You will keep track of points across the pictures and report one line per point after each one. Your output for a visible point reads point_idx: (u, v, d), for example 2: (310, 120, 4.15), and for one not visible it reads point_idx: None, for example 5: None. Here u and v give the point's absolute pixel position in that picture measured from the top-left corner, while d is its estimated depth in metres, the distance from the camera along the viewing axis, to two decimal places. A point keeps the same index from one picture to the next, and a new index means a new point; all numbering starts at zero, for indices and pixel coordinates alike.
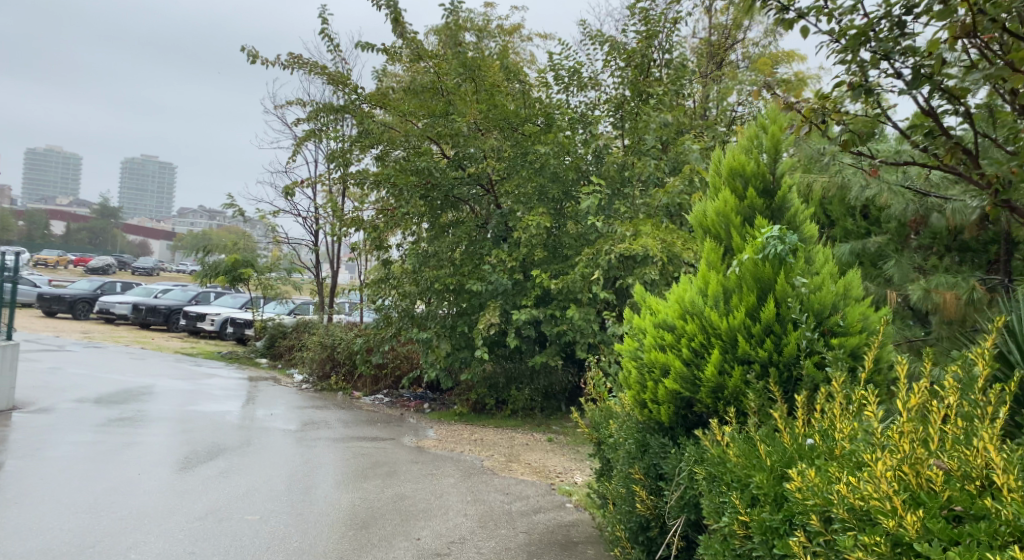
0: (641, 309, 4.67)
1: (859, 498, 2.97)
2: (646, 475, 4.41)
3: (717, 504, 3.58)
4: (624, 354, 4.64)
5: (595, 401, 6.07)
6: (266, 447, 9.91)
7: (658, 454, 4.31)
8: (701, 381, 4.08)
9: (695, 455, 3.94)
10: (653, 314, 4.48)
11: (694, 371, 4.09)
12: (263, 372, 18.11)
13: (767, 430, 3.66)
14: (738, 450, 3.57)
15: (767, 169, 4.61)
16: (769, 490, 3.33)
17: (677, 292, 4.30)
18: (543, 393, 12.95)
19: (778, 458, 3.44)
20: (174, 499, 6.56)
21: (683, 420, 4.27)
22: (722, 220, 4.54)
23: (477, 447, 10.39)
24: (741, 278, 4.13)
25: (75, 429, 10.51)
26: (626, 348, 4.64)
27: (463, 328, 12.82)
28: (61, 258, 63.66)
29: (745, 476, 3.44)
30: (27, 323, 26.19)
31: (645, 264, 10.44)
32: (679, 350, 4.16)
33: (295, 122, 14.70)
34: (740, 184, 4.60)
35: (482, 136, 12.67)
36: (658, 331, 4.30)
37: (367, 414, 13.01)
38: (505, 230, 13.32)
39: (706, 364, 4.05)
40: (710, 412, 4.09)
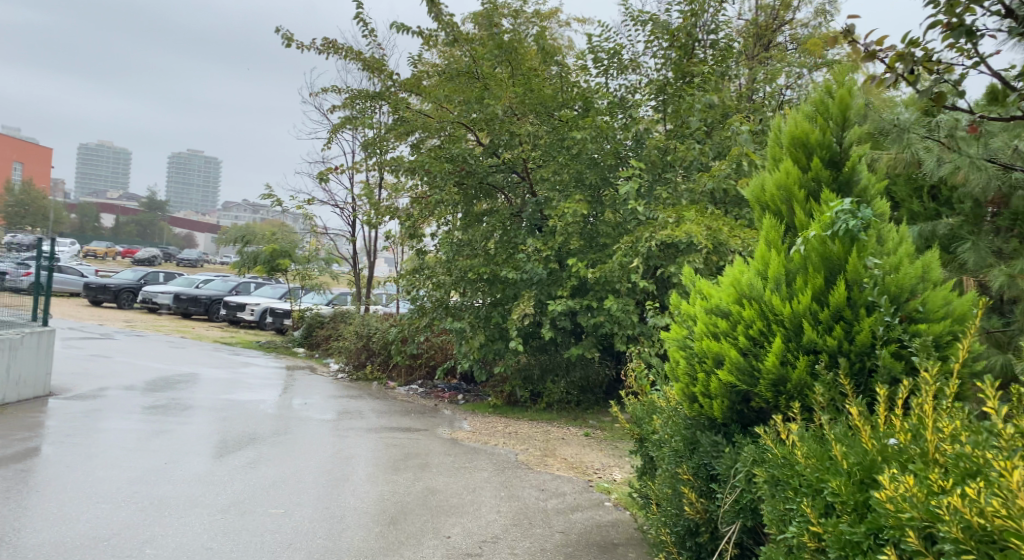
0: (692, 294, 4.38)
1: (970, 516, 2.82)
2: (695, 475, 4.12)
3: (780, 515, 3.45)
4: (671, 343, 4.34)
5: (635, 394, 5.71)
6: (296, 437, 9.67)
7: (709, 453, 4.02)
8: (761, 373, 3.79)
9: (754, 455, 3.70)
10: (706, 299, 4.17)
11: (753, 363, 3.80)
12: (299, 362, 17.99)
13: (841, 430, 3.43)
14: (809, 453, 3.39)
15: (832, 139, 4.36)
16: (850, 498, 3.18)
17: (734, 275, 4.03)
18: (579, 386, 12.49)
19: (857, 461, 3.26)
20: (199, 490, 6.32)
21: (738, 416, 3.98)
22: (785, 194, 4.30)
23: (511, 441, 10.05)
24: (806, 258, 3.83)
25: (106, 416, 10.38)
26: (673, 337, 4.34)
27: (497, 319, 12.48)
28: (107, 250, 64.72)
29: (821, 481, 3.28)
30: (71, 312, 26.49)
31: (688, 252, 10.00)
32: (736, 338, 3.88)
33: (330, 109, 14.48)
34: (804, 155, 4.37)
35: (519, 121, 12.30)
36: (713, 317, 4.00)
37: (400, 405, 12.74)
38: (540, 218, 12.91)
39: (766, 353, 3.76)
40: (771, 407, 3.80)
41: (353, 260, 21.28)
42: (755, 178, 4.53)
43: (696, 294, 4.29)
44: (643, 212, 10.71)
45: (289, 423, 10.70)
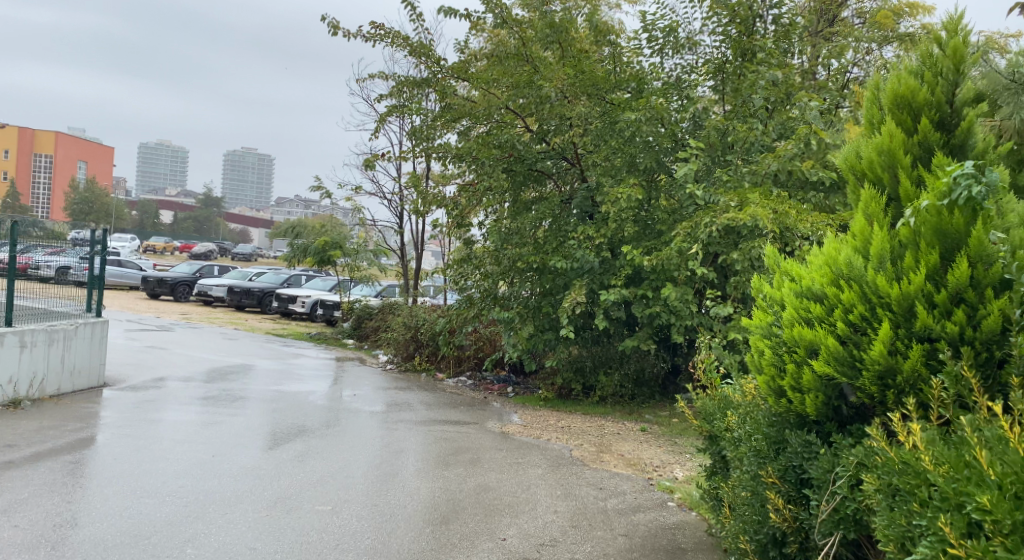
0: (779, 278, 4.18)
1: None
2: (781, 478, 3.90)
3: (903, 532, 3.14)
4: (754, 331, 4.14)
5: (702, 388, 5.43)
6: (343, 429, 9.41)
7: (799, 454, 3.81)
8: (863, 364, 3.59)
9: (862, 454, 3.49)
10: (796, 284, 3.96)
11: (855, 353, 3.60)
12: (348, 353, 17.84)
13: (973, 428, 3.14)
14: (940, 459, 3.04)
15: (943, 100, 4.14)
16: (1001, 512, 2.74)
17: (830, 256, 3.84)
18: (634, 379, 11.96)
19: (1006, 469, 2.83)
20: (244, 484, 6.04)
21: (833, 412, 3.79)
22: (888, 161, 4.08)
23: (564, 435, 9.66)
24: (917, 232, 3.61)
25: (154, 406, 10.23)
26: (756, 325, 4.14)
27: (548, 309, 12.08)
28: (162, 244, 65.99)
29: (962, 494, 2.87)
30: (127, 305, 26.81)
31: (751, 238, 9.47)
32: (834, 325, 3.69)
33: (376, 97, 14.16)
34: (910, 115, 4.16)
35: (570, 103, 11.83)
36: (807, 304, 3.80)
37: (449, 398, 12.44)
38: (592, 204, 12.40)
39: (872, 342, 3.56)
40: (876, 401, 3.59)
41: (401, 251, 21.03)
42: (850, 148, 4.34)
43: (783, 279, 4.08)
44: (703, 195, 10.19)
45: (336, 416, 10.46)
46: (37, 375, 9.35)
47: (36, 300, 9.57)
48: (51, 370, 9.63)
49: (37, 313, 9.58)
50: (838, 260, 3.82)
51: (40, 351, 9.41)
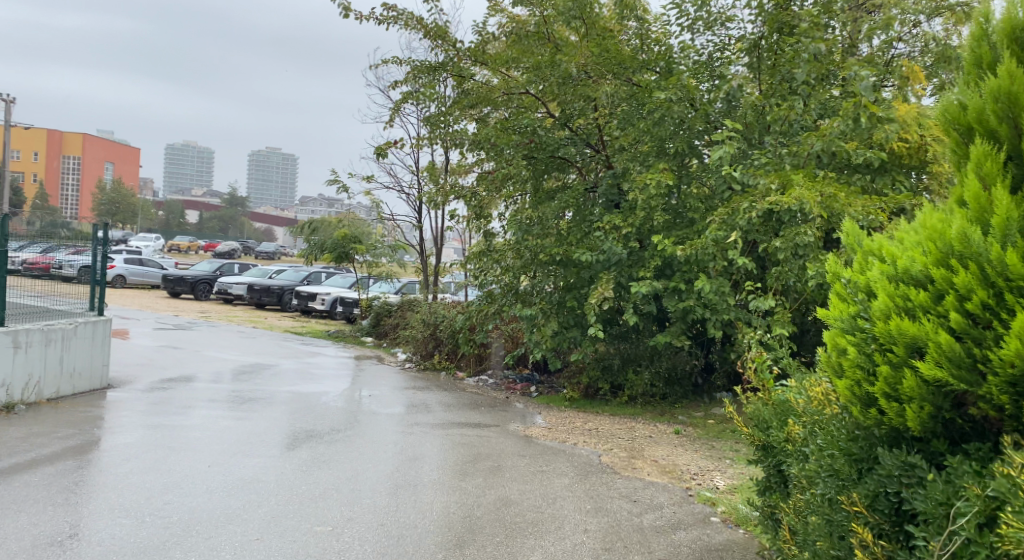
0: (862, 258, 3.59)
1: None
2: (869, 507, 3.38)
3: None
4: (834, 324, 3.53)
5: (753, 390, 4.83)
6: (355, 434, 8.79)
7: (895, 478, 3.27)
8: (987, 366, 3.04)
9: (994, 485, 2.93)
10: (889, 266, 3.38)
11: (975, 351, 3.06)
12: (367, 351, 17.28)
13: None
14: None
15: None
16: None
17: (936, 233, 3.25)
18: (665, 377, 11.22)
19: None
20: (238, 500, 5.44)
21: (943, 427, 3.25)
22: (1012, 111, 3.43)
23: (592, 439, 8.98)
24: None
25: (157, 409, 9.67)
26: (837, 317, 3.53)
27: (573, 304, 11.39)
28: (187, 244, 65.99)
29: None
30: (147, 304, 26.48)
31: (794, 223, 8.74)
32: (950, 319, 3.11)
33: (392, 84, 13.52)
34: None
35: (595, 84, 11.12)
36: (911, 290, 3.22)
37: (469, 398, 11.82)
38: (617, 192, 11.59)
39: (1005, 340, 2.98)
40: (1004, 413, 3.05)
41: (421, 245, 20.40)
42: (952, 93, 3.73)
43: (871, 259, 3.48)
44: (740, 178, 9.45)
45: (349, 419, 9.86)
46: (32, 377, 8.85)
47: (31, 299, 9.08)
48: (48, 372, 9.12)
49: (32, 312, 9.08)
50: (947, 234, 3.23)
51: (35, 352, 8.90)
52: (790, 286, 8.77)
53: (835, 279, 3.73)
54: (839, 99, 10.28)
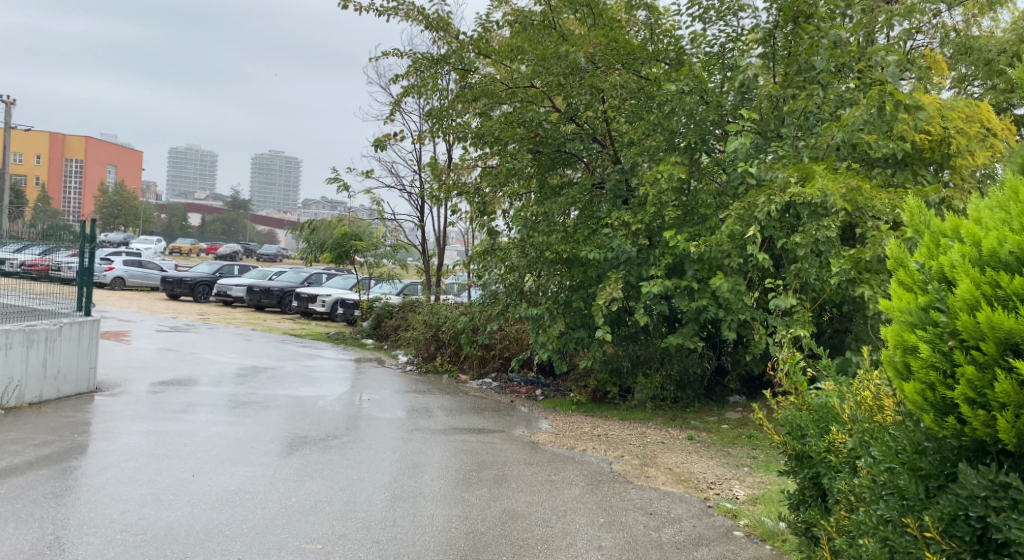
0: (928, 242, 3.26)
1: None
2: (943, 532, 3.10)
3: None
4: (901, 317, 3.21)
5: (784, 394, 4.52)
6: (353, 440, 8.37)
7: (977, 498, 3.00)
8: None
9: None
10: (968, 250, 3.07)
11: None
12: (368, 353, 16.88)
13: None
14: None
15: None
16: None
17: None
18: (676, 380, 10.81)
19: None
20: (224, 514, 5.03)
21: None
22: None
23: (602, 446, 8.56)
24: None
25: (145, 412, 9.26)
26: (905, 308, 3.20)
27: (580, 305, 10.96)
28: (189, 246, 65.72)
29: None
30: (146, 306, 26.09)
31: (815, 218, 8.32)
32: None
33: (392, 78, 13.12)
34: None
35: (603, 75, 10.71)
36: (998, 276, 2.92)
37: (473, 402, 11.40)
38: (625, 188, 11.16)
39: None
40: None
41: (423, 246, 19.97)
42: None
43: (945, 242, 3.16)
44: (757, 172, 9.03)
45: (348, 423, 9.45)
46: (13, 380, 8.44)
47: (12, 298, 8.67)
48: (30, 374, 8.71)
49: (13, 312, 8.68)
50: None
51: (16, 353, 8.49)
52: (810, 284, 8.35)
53: (894, 266, 3.39)
54: (858, 90, 9.86)
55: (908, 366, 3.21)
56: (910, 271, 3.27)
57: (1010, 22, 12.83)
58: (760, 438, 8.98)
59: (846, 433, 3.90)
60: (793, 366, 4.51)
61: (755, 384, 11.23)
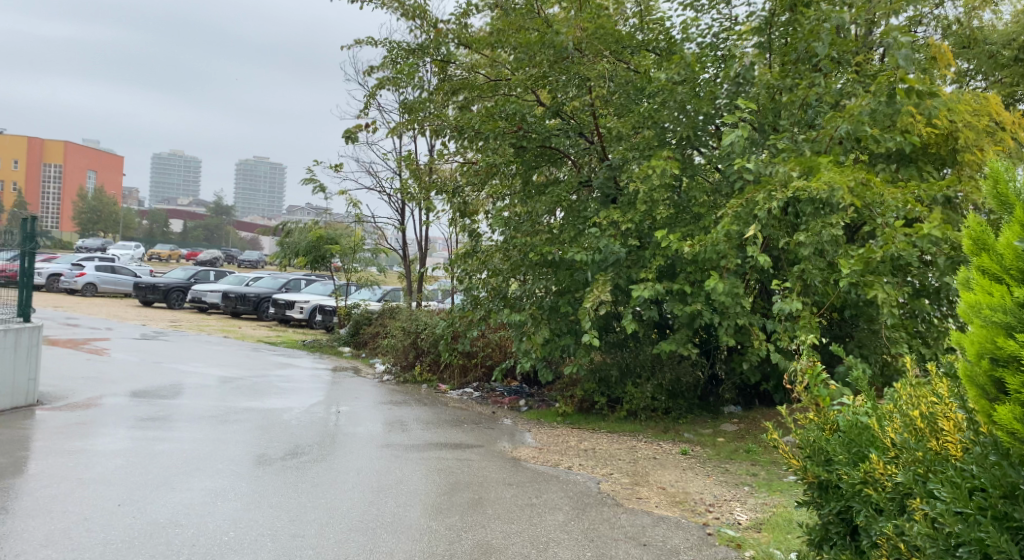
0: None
1: None
2: None
3: None
4: (997, 318, 2.88)
5: (804, 409, 4.14)
6: (316, 457, 7.65)
7: None
8: None
9: None
10: None
11: None
12: (345, 362, 16.13)
13: None
14: None
15: None
16: None
17: None
18: (668, 390, 10.16)
19: None
20: (142, 554, 4.34)
21: None
22: None
23: (590, 462, 7.89)
24: None
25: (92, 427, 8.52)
26: (1000, 306, 2.88)
27: (566, 310, 10.28)
28: (168, 253, 64.54)
29: None
30: (116, 313, 25.21)
31: (819, 215, 7.69)
32: None
33: (367, 71, 12.46)
34: None
35: (590, 63, 10.08)
36: None
37: (452, 413, 10.70)
38: (614, 186, 10.49)
39: None
40: None
41: (403, 250, 19.24)
42: None
43: None
44: (755, 167, 8.41)
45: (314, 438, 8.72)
46: None
47: None
48: None
49: None
50: None
51: None
52: (812, 286, 7.76)
53: (976, 248, 3.02)
54: (860, 81, 9.26)
55: (1003, 381, 2.92)
56: (1002, 257, 2.92)
57: (1013, 14, 12.29)
58: (759, 452, 8.35)
59: (891, 464, 3.59)
60: (813, 380, 4.12)
61: (750, 394, 10.60)
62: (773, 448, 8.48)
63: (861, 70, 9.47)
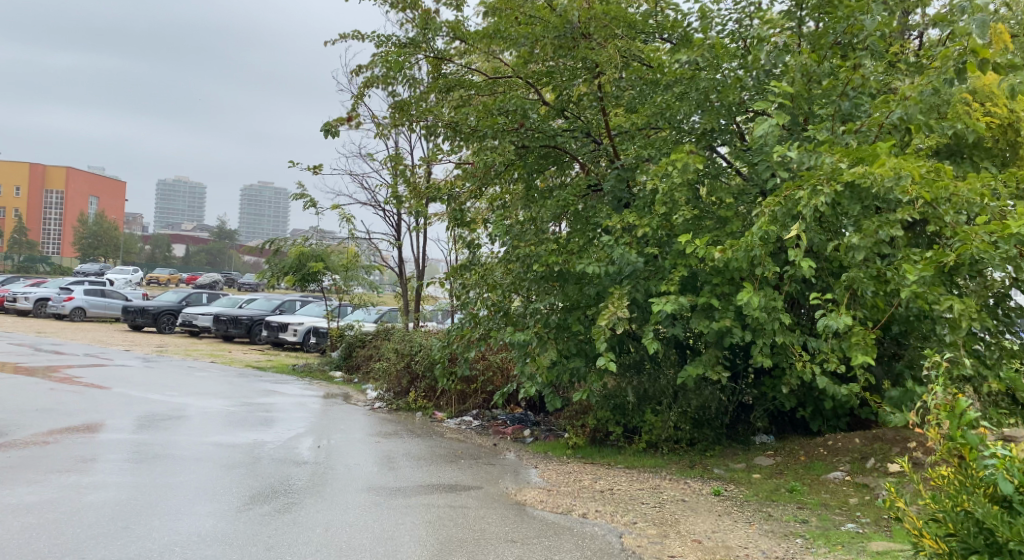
0: None
1: None
2: None
3: None
4: None
5: (953, 467, 4.19)
6: (283, 496, 6.45)
7: None
8: None
9: None
10: None
11: None
12: (335, 387, 14.97)
13: None
14: None
15: None
16: None
17: None
18: (691, 419, 8.99)
19: None
20: None
21: None
22: None
23: (609, 508, 6.72)
24: None
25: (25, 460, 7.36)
26: None
27: (576, 328, 9.13)
28: (167, 277, 63.49)
29: None
30: (100, 338, 23.97)
31: (872, 213, 6.55)
32: None
33: (354, 69, 11.32)
34: None
35: (600, 48, 8.99)
36: None
37: (449, 446, 9.53)
38: (627, 189, 9.36)
39: None
40: None
41: (399, 269, 18.08)
42: None
43: None
44: (793, 158, 7.27)
45: (286, 474, 7.54)
46: None
47: None
48: None
49: None
50: None
51: None
52: (863, 297, 6.62)
53: None
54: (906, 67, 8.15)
55: None
56: None
57: None
58: (805, 493, 7.15)
59: None
60: (956, 429, 4.09)
61: (784, 421, 9.42)
62: (819, 488, 7.29)
63: (906, 55, 8.35)
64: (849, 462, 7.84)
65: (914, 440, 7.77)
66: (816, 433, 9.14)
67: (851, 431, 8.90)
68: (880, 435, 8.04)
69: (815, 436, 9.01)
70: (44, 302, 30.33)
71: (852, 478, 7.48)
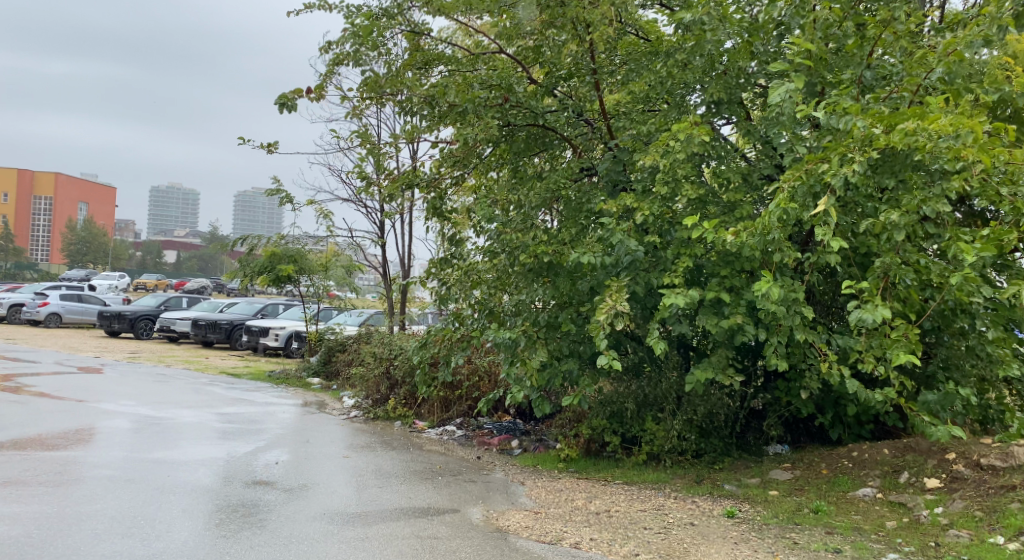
0: None
1: None
2: None
3: None
4: None
5: None
6: (221, 523, 5.44)
7: None
8: None
9: None
10: None
11: None
12: (312, 395, 13.96)
13: None
14: None
15: None
16: None
17: None
18: (698, 427, 8.02)
19: None
20: None
21: None
22: None
23: (608, 535, 5.73)
24: None
25: None
26: None
27: (568, 328, 8.16)
28: (154, 282, 62.41)
29: None
30: (71, 344, 22.91)
31: (912, 186, 5.61)
32: None
33: (323, 46, 10.26)
34: None
35: (593, 8, 7.97)
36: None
37: (428, 460, 8.54)
38: (624, 173, 8.40)
39: None
40: None
41: (383, 270, 17.08)
42: None
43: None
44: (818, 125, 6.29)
45: (236, 491, 6.55)
46: None
47: None
48: None
49: None
50: None
51: None
52: (900, 286, 5.66)
53: None
54: (938, 30, 7.21)
55: None
56: None
57: None
58: (832, 514, 6.19)
59: None
60: None
61: (800, 429, 8.47)
62: (848, 508, 6.35)
63: (937, 17, 7.41)
64: (879, 477, 6.90)
65: (952, 451, 6.83)
66: (836, 443, 8.19)
67: (875, 440, 7.96)
68: (912, 446, 7.09)
69: (835, 446, 8.06)
70: (19, 307, 29.23)
71: (884, 496, 6.53)
